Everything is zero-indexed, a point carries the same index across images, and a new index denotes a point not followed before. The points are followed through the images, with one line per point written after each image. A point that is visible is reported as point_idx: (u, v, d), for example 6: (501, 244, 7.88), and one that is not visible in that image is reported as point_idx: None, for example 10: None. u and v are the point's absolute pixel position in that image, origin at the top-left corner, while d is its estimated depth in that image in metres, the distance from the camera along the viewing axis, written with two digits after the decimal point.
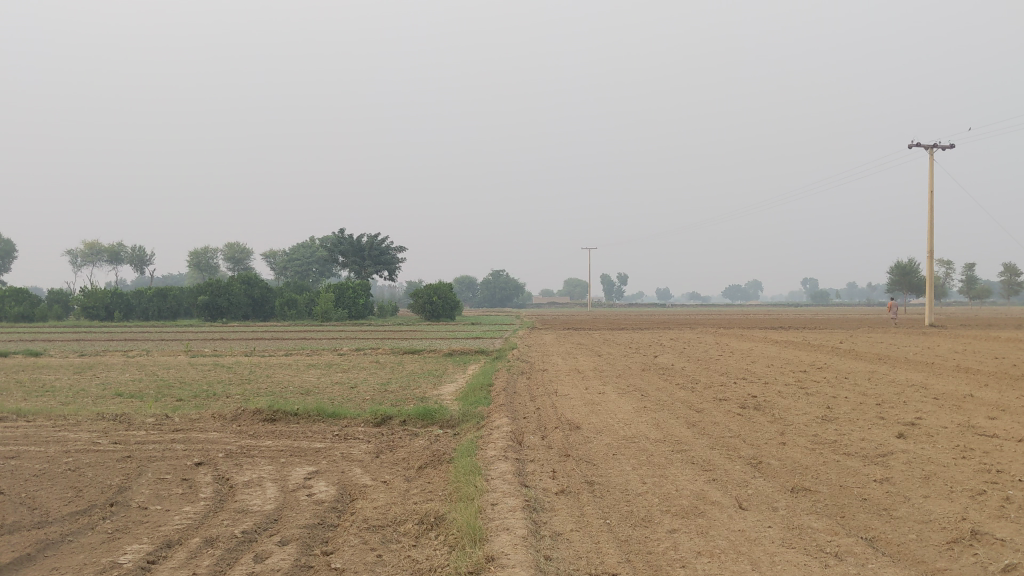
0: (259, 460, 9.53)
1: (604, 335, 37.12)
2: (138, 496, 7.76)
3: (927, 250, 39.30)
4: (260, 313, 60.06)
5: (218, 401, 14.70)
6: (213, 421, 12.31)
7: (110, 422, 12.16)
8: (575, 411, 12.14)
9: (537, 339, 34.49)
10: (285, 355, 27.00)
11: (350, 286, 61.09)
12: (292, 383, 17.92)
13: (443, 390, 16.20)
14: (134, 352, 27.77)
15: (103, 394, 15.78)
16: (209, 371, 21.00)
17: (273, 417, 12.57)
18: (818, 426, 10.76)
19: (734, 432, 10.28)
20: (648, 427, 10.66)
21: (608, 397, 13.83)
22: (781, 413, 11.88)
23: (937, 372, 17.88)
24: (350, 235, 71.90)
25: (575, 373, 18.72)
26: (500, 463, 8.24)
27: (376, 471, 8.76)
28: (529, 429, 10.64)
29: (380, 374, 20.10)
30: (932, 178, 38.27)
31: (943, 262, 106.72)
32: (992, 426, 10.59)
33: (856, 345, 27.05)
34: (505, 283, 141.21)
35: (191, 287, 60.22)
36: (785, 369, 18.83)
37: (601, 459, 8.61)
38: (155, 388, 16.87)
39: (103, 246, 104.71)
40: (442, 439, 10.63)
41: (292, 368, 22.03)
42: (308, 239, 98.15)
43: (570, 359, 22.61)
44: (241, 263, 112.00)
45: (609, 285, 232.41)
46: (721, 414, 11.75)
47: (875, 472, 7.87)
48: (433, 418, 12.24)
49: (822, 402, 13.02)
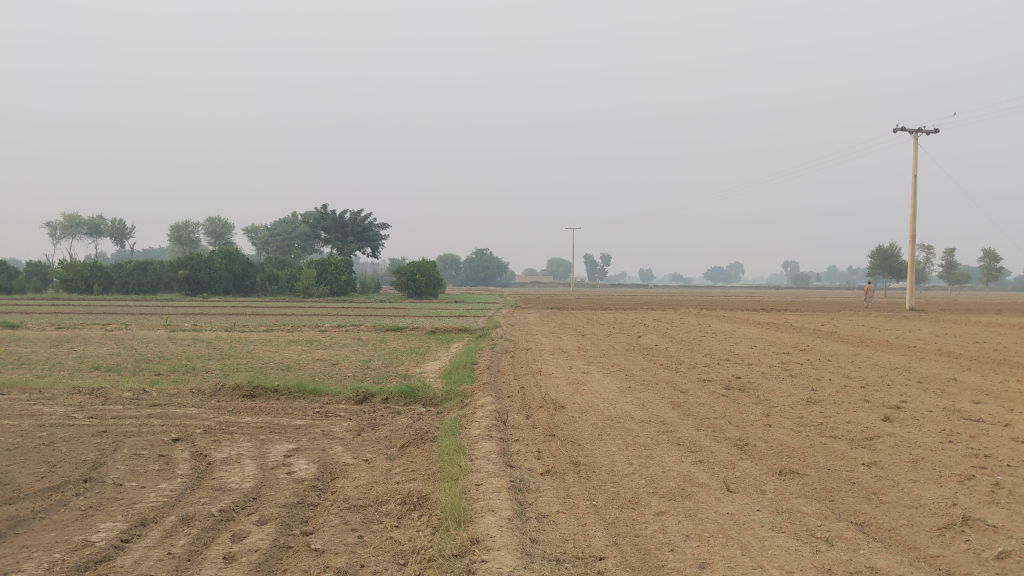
0: (238, 437, 9.36)
1: (587, 314, 37.11)
2: (113, 472, 7.57)
3: (910, 234, 39.37)
4: (241, 288, 59.67)
5: (197, 377, 14.50)
6: (192, 396, 12.11)
7: (86, 396, 11.95)
8: (558, 391, 12.02)
9: (520, 318, 34.43)
10: (266, 331, 26.76)
11: (332, 262, 60.74)
12: (272, 360, 17.71)
13: (426, 368, 16.07)
14: (113, 325, 27.47)
15: (80, 368, 15.55)
16: (189, 346, 20.76)
17: (253, 394, 12.39)
18: (803, 408, 10.68)
19: (719, 413, 10.19)
20: (633, 407, 10.55)
21: (592, 376, 13.73)
22: (766, 395, 11.80)
23: (920, 356, 17.87)
24: (333, 211, 71.43)
25: (559, 352, 18.61)
26: (485, 443, 8.10)
27: (357, 450, 8.61)
28: (513, 408, 10.51)
29: (362, 350, 19.94)
30: (916, 162, 38.29)
31: (924, 246, 107.22)
32: (978, 410, 10.54)
33: (838, 328, 27.05)
34: (488, 262, 141.04)
35: (172, 261, 59.81)
36: (769, 350, 18.77)
37: (586, 439, 8.48)
38: (134, 362, 16.64)
39: (82, 219, 103.77)
40: (425, 418, 10.49)
41: (273, 344, 21.80)
42: (290, 214, 97.50)
43: (553, 338, 22.50)
44: (223, 238, 111.25)
45: (592, 265, 232.55)
46: (706, 395, 11.65)
47: (862, 456, 7.79)
48: (416, 396, 12.10)
49: (807, 384, 12.95)
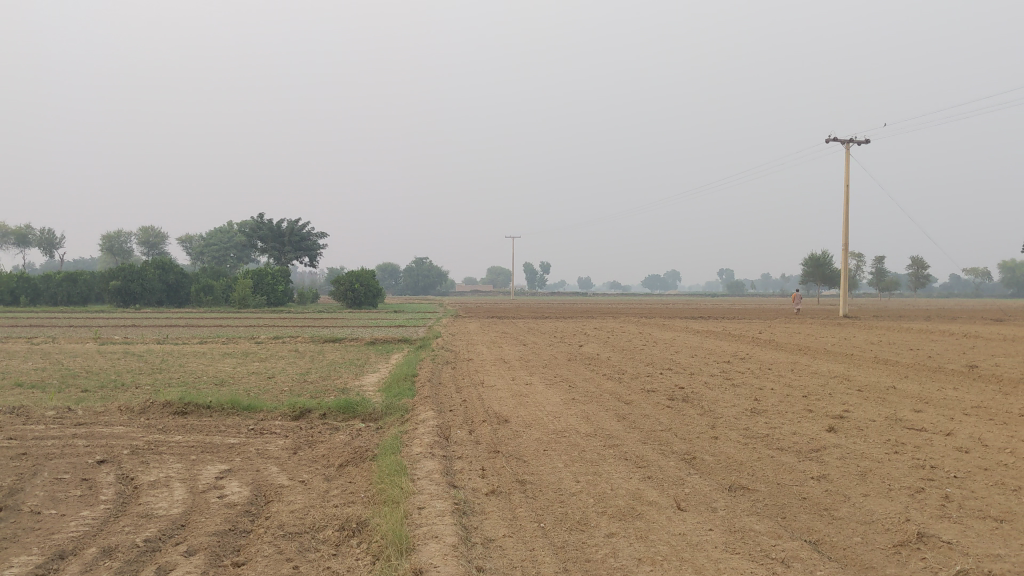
0: (168, 458, 8.93)
1: (528, 323, 36.95)
2: (31, 499, 7.11)
3: (843, 242, 40.05)
4: (175, 299, 58.33)
5: (125, 393, 13.91)
6: (120, 414, 11.60)
7: (6, 415, 11.35)
8: (501, 404, 11.77)
9: (461, 327, 34.12)
10: (200, 343, 26.04)
11: (269, 272, 59.74)
12: (206, 374, 17.17)
13: (366, 381, 15.71)
14: (39, 339, 26.46)
15: (2, 385, 14.86)
16: (118, 360, 20.04)
17: (185, 411, 11.91)
18: (748, 418, 10.61)
19: (665, 425, 10.04)
20: (578, 420, 10.36)
21: (535, 388, 13.49)
22: (711, 405, 11.71)
23: (858, 364, 18.00)
24: (270, 219, 70.34)
25: (501, 362, 18.39)
26: (427, 461, 7.82)
27: (293, 470, 8.25)
28: (456, 423, 10.23)
29: (299, 363, 19.47)
30: (847, 172, 39.02)
31: (854, 254, 109.44)
32: (921, 419, 10.55)
33: (776, 336, 27.21)
34: (428, 270, 140.56)
35: (103, 271, 58.34)
36: (710, 359, 18.75)
37: (531, 455, 8.25)
38: (60, 378, 15.98)
39: (9, 228, 100.75)
40: (364, 434, 10.16)
41: (207, 357, 21.17)
42: (226, 223, 95.83)
43: (496, 349, 22.23)
44: (156, 249, 108.87)
45: (531, 273, 233.17)
46: (650, 406, 11.52)
47: (810, 469, 7.69)
48: (355, 410, 11.76)
49: (750, 394, 12.89)
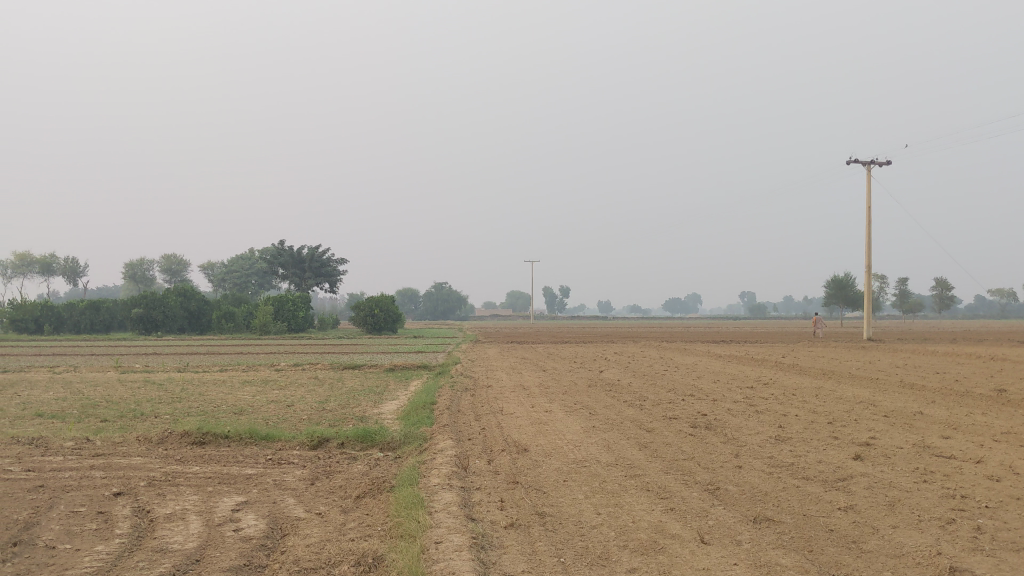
0: (184, 490, 8.85)
1: (549, 348, 36.79)
2: (46, 534, 7.05)
3: (866, 264, 39.73)
4: (197, 326, 58.56)
5: (144, 422, 13.88)
6: (138, 445, 11.55)
7: (25, 446, 11.32)
8: (520, 432, 11.63)
9: (481, 353, 34.02)
10: (220, 371, 26.04)
11: (290, 299, 59.91)
12: (225, 402, 17.12)
13: (385, 409, 15.60)
14: (61, 368, 26.54)
15: (22, 415, 14.86)
16: (138, 389, 20.04)
17: (203, 441, 11.85)
18: (772, 447, 10.42)
19: (687, 454, 9.88)
20: (599, 449, 10.21)
21: (556, 416, 13.34)
22: (734, 433, 11.53)
23: (883, 388, 17.73)
24: (290, 246, 70.67)
25: (521, 389, 18.24)
26: (445, 493, 7.70)
27: (310, 502, 8.16)
28: (475, 452, 10.12)
29: (318, 391, 19.40)
30: (869, 194, 38.79)
31: (878, 276, 108.50)
32: (950, 446, 10.33)
33: (799, 360, 26.89)
34: (448, 295, 140.75)
35: (125, 299, 58.72)
36: (733, 385, 18.50)
37: (550, 486, 8.12)
38: (80, 408, 15.96)
39: (34, 257, 101.78)
40: (382, 464, 10.06)
41: (227, 385, 21.16)
42: (247, 251, 96.40)
43: (515, 375, 22.08)
44: (178, 276, 109.52)
45: (551, 297, 233.05)
46: (672, 434, 11.35)
47: (837, 499, 7.51)
48: (373, 440, 11.67)
49: (774, 421, 12.69)
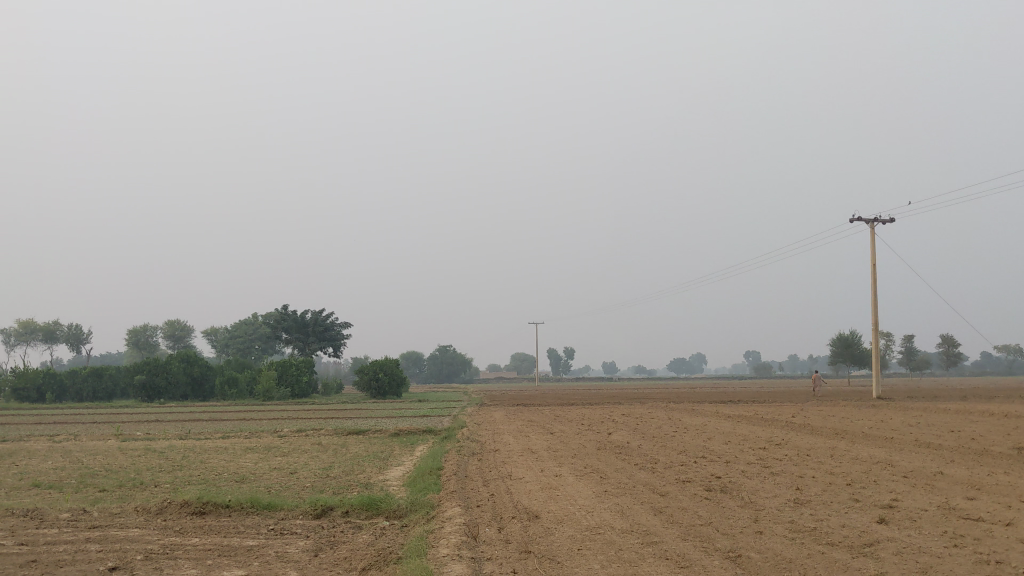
0: (183, 564, 8.51)
1: (555, 410, 36.36)
2: None
3: (874, 321, 39.45)
4: (199, 392, 58.16)
5: (143, 492, 13.52)
6: (136, 516, 11.22)
7: (20, 519, 10.98)
8: (530, 498, 11.29)
9: (486, 416, 33.59)
10: (222, 437, 25.66)
11: (293, 363, 59.57)
12: (227, 470, 16.76)
13: (389, 475, 15.25)
14: (60, 437, 26.14)
15: (19, 486, 14.48)
16: (138, 457, 19.64)
17: (203, 511, 11.51)
18: (792, 510, 10.09)
19: (705, 519, 9.54)
20: (613, 515, 9.87)
21: (566, 480, 12.99)
22: (751, 496, 11.19)
23: (900, 448, 17.32)
24: (293, 311, 70.54)
25: (528, 452, 17.85)
26: (454, 564, 7.38)
27: (313, 574, 7.83)
28: (484, 520, 9.79)
29: (322, 457, 19.02)
30: (874, 250, 38.69)
31: (882, 333, 107.95)
32: (975, 508, 9.99)
33: (810, 420, 26.41)
34: (452, 358, 140.36)
35: (128, 365, 58.46)
36: (745, 446, 18.10)
37: (565, 555, 7.80)
38: (78, 477, 15.61)
39: (37, 325, 101.75)
40: (388, 534, 9.72)
41: (229, 452, 20.78)
42: (251, 316, 96.30)
43: (522, 439, 21.65)
44: (181, 342, 109.24)
45: (556, 359, 232.34)
46: (687, 498, 11.01)
47: (866, 567, 7.18)
48: (378, 507, 11.33)
49: (791, 483, 12.33)
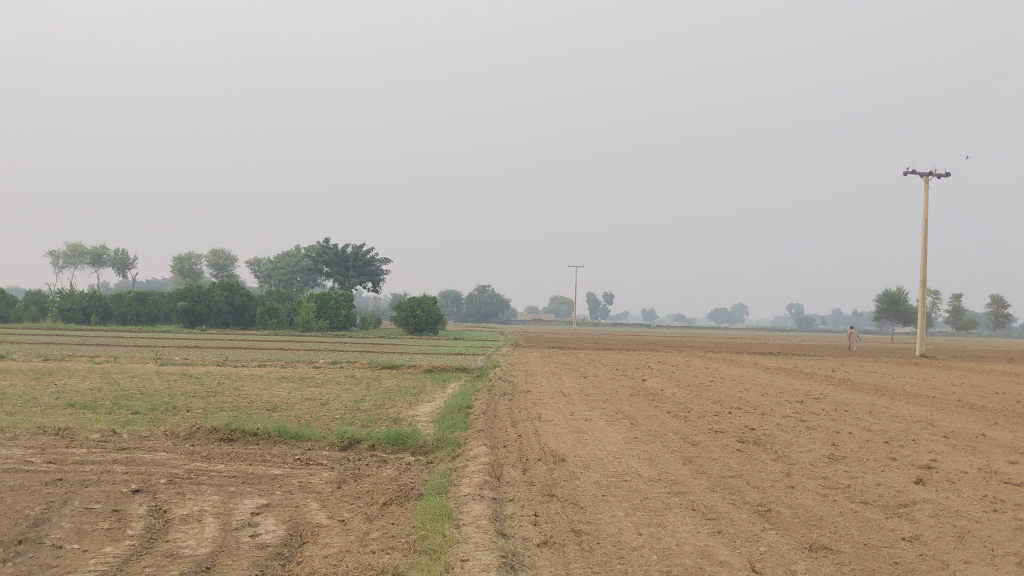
0: (205, 489, 8.46)
1: (590, 354, 36.22)
2: (54, 531, 6.67)
3: (922, 278, 38.63)
4: (240, 321, 58.85)
5: (174, 417, 13.57)
6: (164, 440, 11.23)
7: (50, 437, 11.04)
8: (558, 441, 11.11)
9: (521, 357, 33.57)
10: (259, 366, 25.85)
11: (333, 297, 59.79)
12: (259, 398, 16.82)
13: (419, 411, 15.18)
14: (101, 357, 26.53)
15: (54, 404, 14.64)
16: (174, 382, 19.80)
17: (231, 438, 11.49)
18: (826, 466, 9.83)
19: (735, 471, 9.31)
20: (641, 462, 9.67)
21: (595, 425, 12.78)
22: (783, 450, 10.93)
23: (941, 408, 16.91)
24: (335, 245, 70.67)
25: (560, 395, 17.70)
26: (475, 504, 7.22)
27: (334, 507, 7.73)
28: (508, 461, 9.65)
29: (354, 390, 19.02)
30: (926, 204, 37.78)
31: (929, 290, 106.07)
32: (1017, 472, 9.65)
33: (851, 375, 25.93)
34: (491, 298, 140.76)
35: (171, 292, 59.13)
36: (782, 399, 17.78)
37: (589, 501, 7.61)
38: (114, 399, 15.73)
39: (86, 249, 103.40)
40: (413, 470, 9.61)
41: (263, 381, 20.91)
42: (293, 249, 96.98)
43: (556, 381, 21.48)
44: (225, 270, 110.56)
45: (595, 303, 232.24)
46: (718, 449, 10.78)
47: (900, 528, 6.93)
48: (405, 442, 11.24)
49: (826, 439, 12.01)
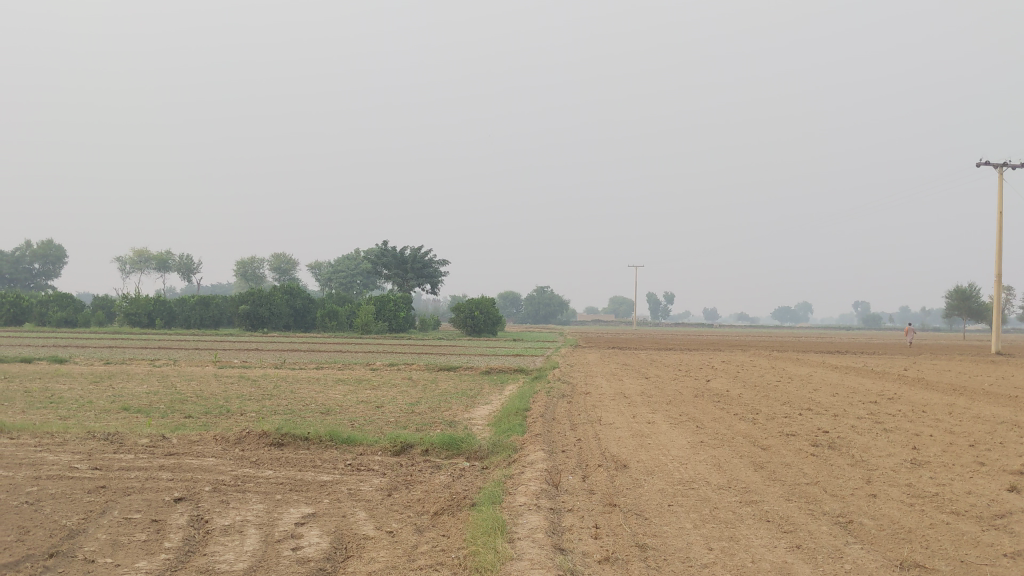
0: (251, 497, 8.11)
1: (651, 354, 35.50)
2: (88, 544, 6.33)
3: (997, 273, 37.13)
4: (301, 323, 59.22)
5: (227, 421, 13.34)
6: (215, 444, 10.97)
7: (99, 442, 10.83)
8: (620, 445, 10.58)
9: (580, 357, 33.00)
10: (316, 368, 25.68)
11: (392, 299, 59.61)
12: (314, 401, 16.56)
13: (475, 414, 14.76)
14: (161, 361, 26.63)
15: (109, 408, 14.54)
16: (231, 385, 19.65)
17: (281, 442, 11.16)
18: (909, 472, 9.16)
19: (810, 478, 8.69)
20: (708, 468, 9.08)
21: (659, 428, 12.19)
22: (861, 454, 10.26)
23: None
24: (393, 247, 70.81)
25: (621, 397, 17.12)
26: (531, 515, 6.73)
27: (381, 517, 7.29)
28: (567, 467, 9.13)
29: (411, 392, 18.67)
30: (1000, 196, 36.29)
31: (1004, 286, 102.59)
32: None
33: (925, 374, 24.84)
34: (551, 298, 140.25)
35: (233, 296, 59.75)
36: (854, 399, 16.97)
37: (654, 512, 7.07)
38: (168, 403, 15.57)
39: (151, 254, 105.27)
40: (467, 476, 9.17)
41: (319, 383, 20.74)
42: (353, 252, 97.53)
43: (617, 382, 20.91)
44: (287, 274, 111.65)
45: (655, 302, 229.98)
46: (790, 453, 10.14)
47: (999, 543, 6.27)
48: (459, 447, 10.81)
49: (907, 442, 11.26)
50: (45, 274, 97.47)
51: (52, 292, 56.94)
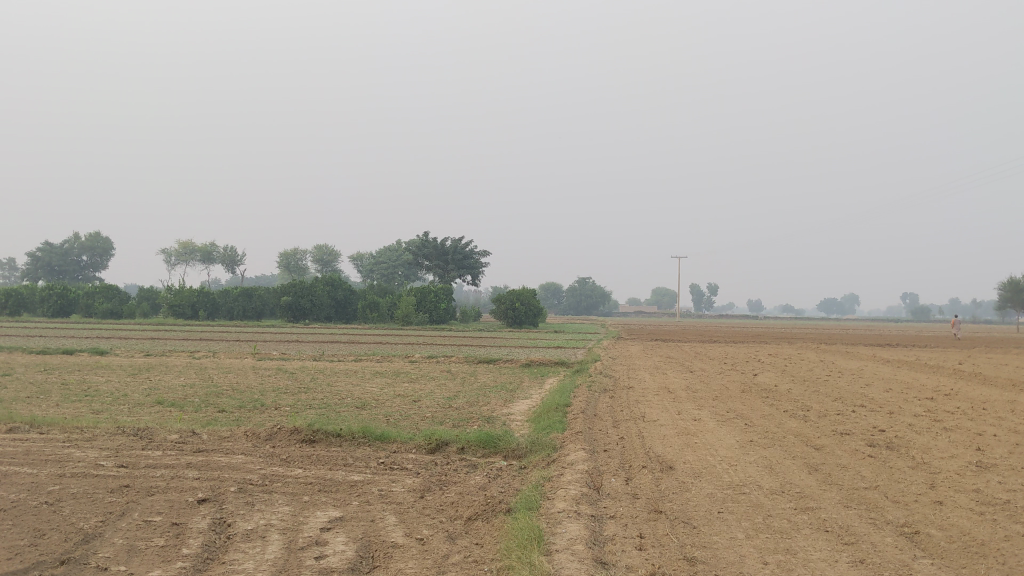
0: (277, 499, 7.75)
1: (695, 347, 34.80)
2: (104, 550, 6.01)
3: None
4: (343, 315, 59.20)
5: (261, 415, 13.05)
6: (245, 441, 10.66)
7: (128, 438, 10.57)
8: (665, 444, 10.08)
9: (622, 350, 32.41)
10: (354, 361, 25.45)
11: (433, 290, 59.32)
12: (350, 395, 16.25)
13: (514, 409, 14.31)
14: (200, 353, 26.56)
15: (142, 402, 14.32)
16: (267, 378, 19.40)
17: (313, 439, 10.83)
18: (976, 476, 8.56)
19: (869, 482, 8.13)
20: (759, 471, 8.55)
21: (706, 426, 11.68)
22: (921, 455, 9.67)
23: None
24: (434, 238, 70.59)
25: (665, 392, 16.61)
26: (570, 524, 6.28)
27: (412, 523, 6.89)
28: (609, 468, 8.67)
29: (448, 386, 18.27)
30: None
31: None
32: None
33: (979, 368, 23.96)
34: (592, 291, 139.43)
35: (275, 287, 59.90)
36: (910, 395, 16.25)
37: (703, 519, 6.59)
38: (203, 396, 15.34)
39: (196, 246, 106.17)
40: (504, 477, 8.75)
41: (357, 376, 20.46)
42: (394, 243, 97.58)
43: (660, 376, 20.35)
44: (327, 266, 112.09)
45: (698, 294, 228.01)
46: (847, 454, 9.57)
47: None
48: (496, 445, 10.40)
49: (970, 443, 10.61)
50: (93, 266, 98.86)
51: (98, 284, 57.59)
